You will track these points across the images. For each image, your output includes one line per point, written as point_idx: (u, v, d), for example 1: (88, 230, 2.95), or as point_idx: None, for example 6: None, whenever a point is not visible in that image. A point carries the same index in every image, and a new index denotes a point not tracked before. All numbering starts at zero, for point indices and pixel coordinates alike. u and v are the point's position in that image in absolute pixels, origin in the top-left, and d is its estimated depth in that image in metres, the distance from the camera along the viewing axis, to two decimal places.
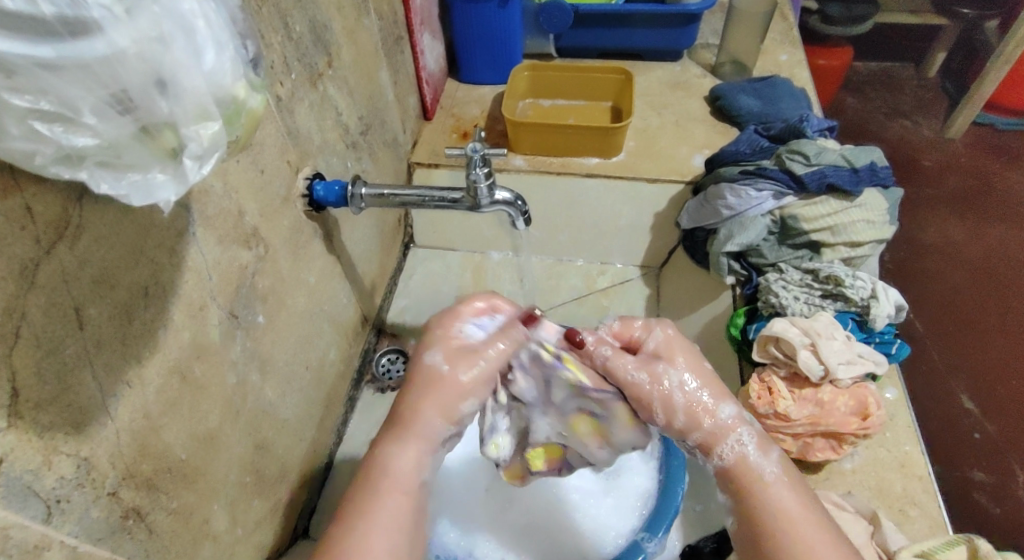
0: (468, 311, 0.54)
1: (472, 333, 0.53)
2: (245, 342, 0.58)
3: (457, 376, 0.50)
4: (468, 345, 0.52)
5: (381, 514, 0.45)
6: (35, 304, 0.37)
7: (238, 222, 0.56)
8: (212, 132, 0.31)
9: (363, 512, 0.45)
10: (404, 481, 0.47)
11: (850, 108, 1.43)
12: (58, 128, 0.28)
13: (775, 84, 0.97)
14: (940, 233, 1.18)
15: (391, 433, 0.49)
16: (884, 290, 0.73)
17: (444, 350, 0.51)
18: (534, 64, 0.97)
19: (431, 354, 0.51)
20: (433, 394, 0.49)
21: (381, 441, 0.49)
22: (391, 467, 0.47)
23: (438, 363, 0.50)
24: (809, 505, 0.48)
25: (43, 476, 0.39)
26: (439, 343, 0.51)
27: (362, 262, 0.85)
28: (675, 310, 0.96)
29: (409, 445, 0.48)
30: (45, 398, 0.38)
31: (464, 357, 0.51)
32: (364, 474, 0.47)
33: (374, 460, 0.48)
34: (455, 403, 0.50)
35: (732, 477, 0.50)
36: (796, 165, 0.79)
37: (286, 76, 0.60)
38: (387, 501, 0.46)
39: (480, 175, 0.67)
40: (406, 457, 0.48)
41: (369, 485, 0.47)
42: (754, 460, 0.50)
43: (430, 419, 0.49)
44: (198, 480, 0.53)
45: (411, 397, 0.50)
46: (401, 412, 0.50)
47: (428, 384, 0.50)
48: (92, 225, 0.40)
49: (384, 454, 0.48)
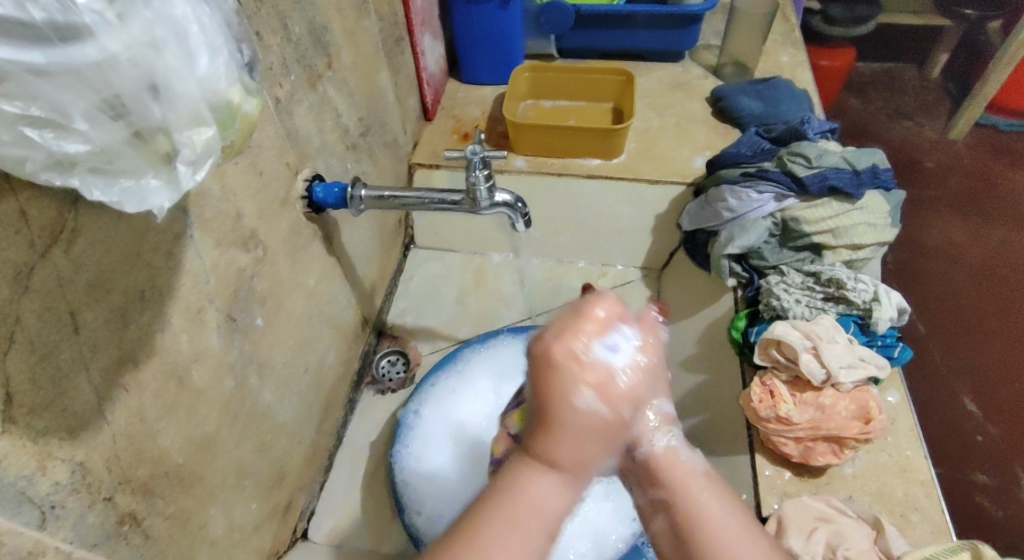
0: (589, 326, 0.43)
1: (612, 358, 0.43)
2: (243, 346, 0.58)
3: (614, 417, 0.43)
4: (609, 376, 0.42)
5: (517, 550, 0.40)
6: (29, 309, 0.37)
7: (236, 224, 0.55)
8: (207, 137, 0.31)
9: (501, 547, 0.40)
10: (550, 522, 0.42)
11: (853, 109, 1.42)
12: (50, 134, 0.28)
13: (777, 85, 0.97)
14: (943, 235, 1.18)
15: (539, 466, 0.43)
16: (885, 293, 0.72)
17: (598, 389, 0.42)
18: (534, 65, 0.97)
19: (583, 395, 0.42)
20: (584, 437, 0.42)
21: (529, 475, 0.43)
22: (537, 504, 0.42)
23: (596, 407, 0.42)
24: (735, 510, 0.43)
25: (37, 481, 0.38)
26: (588, 378, 0.42)
27: (362, 264, 0.85)
28: (675, 312, 0.96)
29: (560, 485, 0.42)
30: (39, 403, 0.38)
31: (619, 394, 0.43)
32: (505, 501, 0.42)
33: (517, 490, 0.42)
34: (606, 447, 0.43)
35: (652, 473, 0.44)
36: (797, 167, 0.79)
37: (284, 78, 0.60)
38: (528, 540, 0.41)
39: (479, 178, 0.67)
40: (554, 496, 0.42)
41: (506, 515, 0.41)
42: (682, 457, 0.45)
43: (587, 461, 0.43)
44: (195, 484, 0.52)
45: (565, 438, 0.42)
46: (548, 447, 0.42)
47: (589, 429, 0.42)
48: (89, 229, 0.40)
49: (531, 486, 0.42)
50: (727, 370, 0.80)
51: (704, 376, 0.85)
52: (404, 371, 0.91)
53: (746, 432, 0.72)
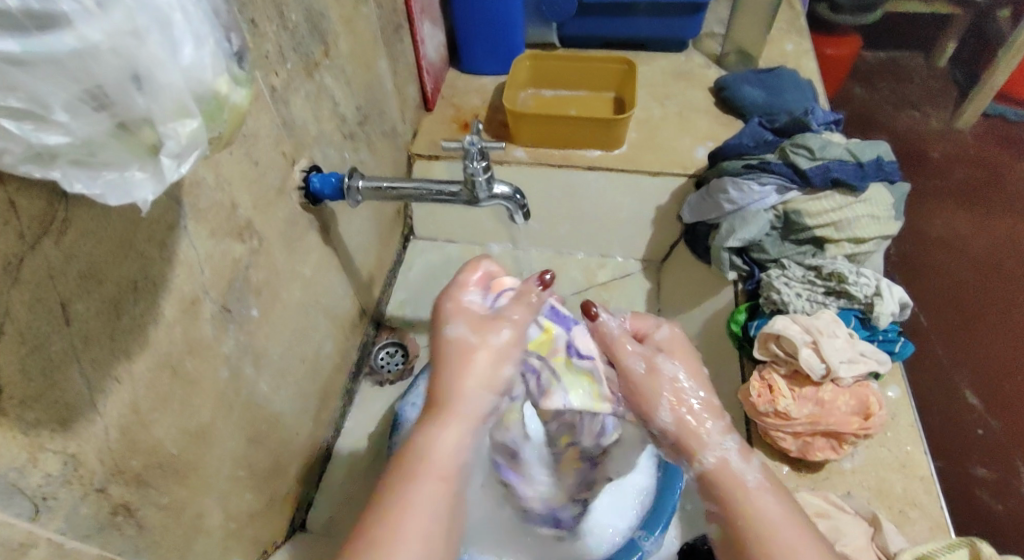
0: (477, 282, 0.55)
1: (479, 304, 0.54)
2: (238, 336, 0.58)
3: (484, 345, 0.51)
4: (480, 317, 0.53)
5: (426, 489, 0.45)
6: (19, 299, 0.36)
7: (231, 215, 0.55)
8: (191, 129, 0.30)
9: (412, 487, 0.45)
10: (444, 465, 0.47)
11: (857, 97, 1.37)
12: (28, 125, 0.27)
13: (780, 75, 0.95)
14: (947, 227, 1.16)
15: (435, 414, 0.49)
16: (888, 287, 0.71)
17: (470, 327, 0.52)
18: (535, 53, 0.96)
19: (459, 332, 0.52)
20: (465, 372, 0.50)
21: (428, 426, 0.49)
22: (432, 449, 0.47)
23: (472, 343, 0.51)
24: (790, 509, 0.46)
25: (29, 473, 0.38)
26: (464, 320, 0.53)
27: (360, 255, 0.84)
28: (675, 304, 0.95)
29: (455, 424, 0.49)
30: (30, 395, 0.37)
31: (489, 329, 0.52)
32: (403, 457, 0.47)
33: (420, 442, 0.48)
34: (490, 380, 0.51)
35: (712, 483, 0.49)
36: (800, 159, 0.78)
37: (280, 66, 0.59)
38: (434, 475, 0.46)
39: (478, 168, 0.66)
40: (444, 437, 0.48)
41: (411, 467, 0.47)
42: (734, 465, 0.49)
43: (462, 395, 0.50)
44: (190, 474, 0.52)
45: (452, 381, 0.50)
46: (440, 392, 0.50)
47: (455, 359, 0.51)
48: (79, 219, 0.39)
49: (428, 441, 0.48)
50: (728, 363, 0.79)
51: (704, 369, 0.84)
52: (402, 362, 0.91)
53: (744, 425, 0.72)
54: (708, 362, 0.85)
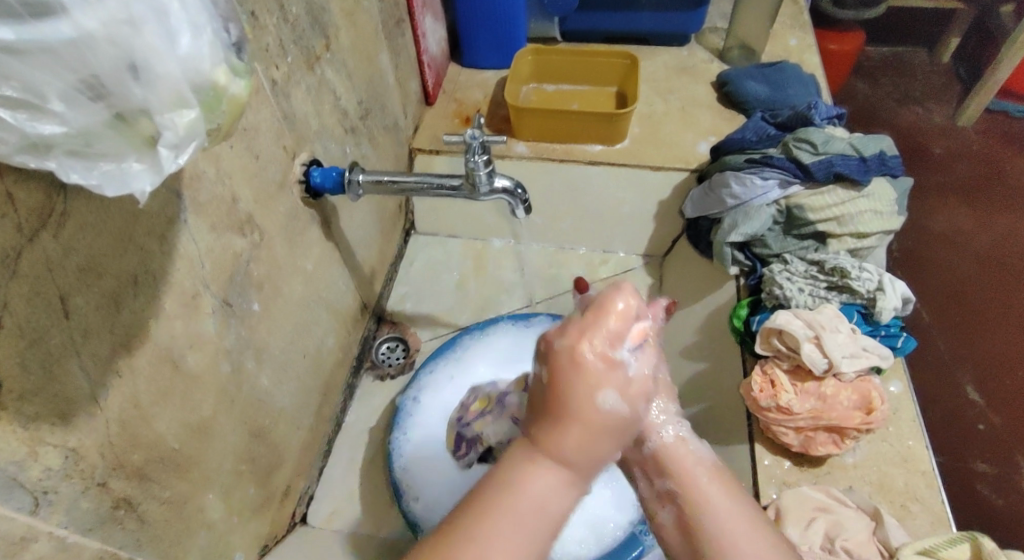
0: (615, 325, 0.45)
1: (628, 362, 0.45)
2: (240, 331, 0.58)
3: (625, 409, 0.45)
4: (626, 375, 0.45)
5: (515, 539, 0.42)
6: (17, 293, 0.36)
7: (232, 209, 0.55)
8: (189, 120, 0.30)
9: (498, 533, 0.41)
10: (551, 520, 0.43)
11: (861, 94, 1.37)
12: (23, 114, 0.27)
13: (783, 69, 0.95)
14: (950, 222, 1.15)
15: (543, 456, 0.44)
16: (891, 282, 0.71)
17: (617, 387, 0.44)
18: (538, 48, 0.95)
19: (603, 391, 0.44)
20: (596, 432, 0.44)
21: (533, 469, 0.44)
22: (542, 499, 0.43)
23: (615, 405, 0.44)
24: (739, 498, 0.46)
25: (29, 467, 0.38)
26: (608, 377, 0.44)
27: (361, 249, 0.84)
28: (676, 299, 0.95)
29: (565, 479, 0.44)
30: (30, 388, 0.37)
31: (636, 392, 0.45)
32: (509, 499, 0.42)
33: (517, 479, 0.43)
34: (615, 443, 0.46)
35: (661, 464, 0.49)
36: (803, 154, 0.78)
37: (281, 59, 0.59)
38: (530, 535, 0.42)
39: (479, 163, 0.66)
40: (560, 491, 0.44)
41: (518, 515, 0.42)
42: (688, 448, 0.49)
43: (596, 456, 0.45)
44: (191, 468, 0.52)
45: (571, 435, 0.44)
46: (552, 432, 0.44)
47: (603, 425, 0.44)
48: (79, 212, 0.39)
49: (540, 489, 0.43)
50: (729, 358, 0.79)
51: (705, 364, 0.84)
52: (404, 357, 0.91)
53: (746, 420, 0.72)
54: (710, 357, 0.85)
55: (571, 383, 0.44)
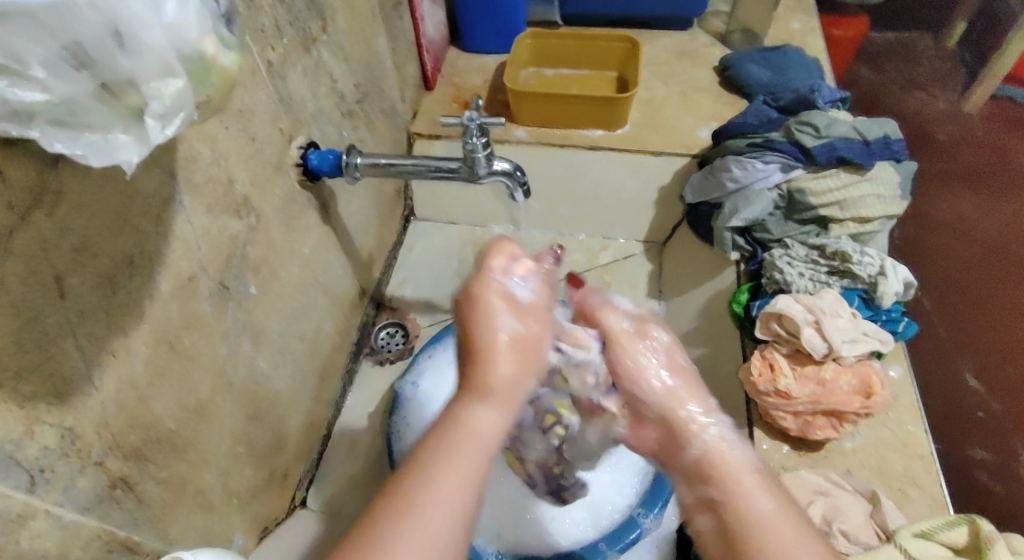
0: (515, 264, 0.49)
1: (521, 291, 0.48)
2: (237, 314, 0.58)
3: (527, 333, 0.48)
4: (519, 302, 0.48)
5: (461, 478, 0.40)
6: (12, 271, 0.36)
7: (228, 190, 0.55)
8: (176, 89, 0.30)
9: (449, 474, 0.40)
10: (486, 446, 0.43)
11: (863, 80, 1.32)
12: (4, 81, 0.27)
13: (786, 53, 0.94)
14: (953, 210, 1.14)
15: (473, 397, 0.45)
16: (893, 267, 0.70)
17: (516, 310, 0.48)
18: (538, 31, 0.95)
19: (502, 315, 0.47)
20: (506, 357, 0.46)
21: (466, 411, 0.44)
22: (474, 429, 0.43)
23: (512, 327, 0.47)
24: (782, 502, 0.45)
25: (25, 445, 0.38)
26: (504, 303, 0.47)
27: (359, 235, 0.84)
28: (675, 285, 0.95)
29: (494, 411, 0.45)
30: (25, 368, 0.37)
31: (533, 316, 0.48)
32: (442, 431, 0.43)
33: (454, 422, 0.44)
34: (529, 368, 0.47)
35: (702, 469, 0.48)
36: (805, 137, 0.77)
37: (277, 40, 0.59)
38: (467, 459, 0.41)
39: (477, 145, 0.65)
40: (489, 419, 0.44)
41: (449, 445, 0.42)
42: (729, 452, 0.48)
43: (514, 382, 0.46)
44: (189, 450, 0.52)
45: (486, 362, 0.46)
46: (477, 371, 0.46)
47: (511, 348, 0.47)
48: (72, 191, 0.39)
49: (466, 415, 0.44)
50: (729, 343, 0.79)
51: (705, 350, 0.84)
52: (402, 343, 0.91)
53: (745, 407, 0.71)
54: (709, 343, 0.84)
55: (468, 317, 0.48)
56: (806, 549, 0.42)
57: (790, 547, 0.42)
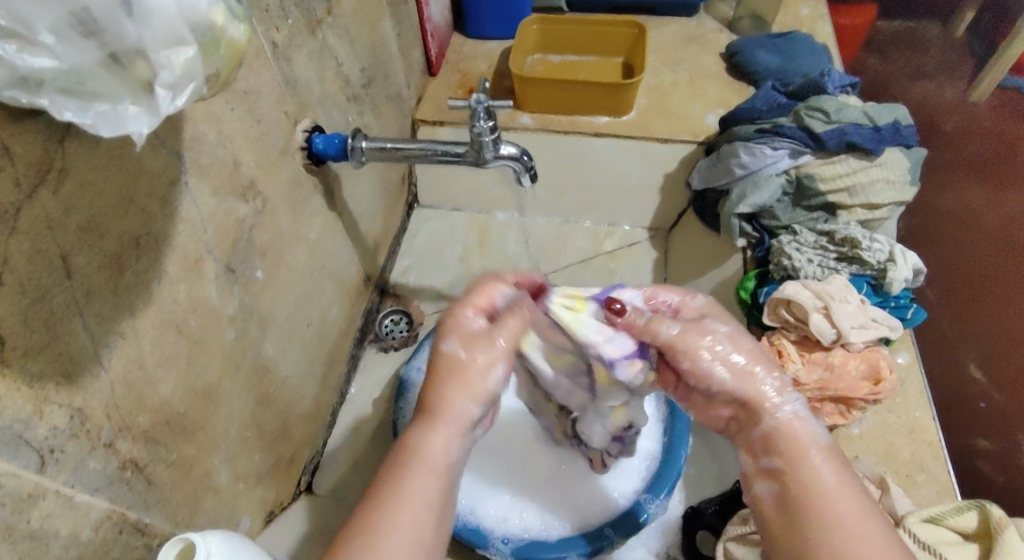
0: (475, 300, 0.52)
1: (471, 321, 0.50)
2: (243, 298, 0.57)
3: (474, 359, 0.48)
4: (468, 329, 0.50)
5: (416, 496, 0.44)
6: (17, 250, 0.36)
7: (234, 173, 0.54)
8: (186, 58, 0.30)
9: (402, 496, 0.44)
10: (436, 464, 0.46)
11: (871, 68, 1.27)
12: (13, 47, 0.27)
13: (795, 39, 0.93)
14: (958, 200, 1.12)
15: (425, 421, 0.47)
16: (902, 253, 0.70)
17: (461, 338, 0.49)
18: (544, 16, 0.94)
19: (448, 342, 0.49)
20: (455, 387, 0.48)
21: (417, 432, 0.47)
22: (422, 451, 0.46)
23: (457, 353, 0.48)
24: (846, 479, 0.45)
25: (34, 425, 0.38)
26: (455, 332, 0.49)
27: (364, 221, 0.83)
28: (681, 272, 0.94)
29: (442, 434, 0.47)
30: (32, 346, 0.37)
31: (482, 346, 0.49)
32: (396, 457, 0.46)
33: (406, 442, 0.46)
34: (477, 395, 0.48)
35: (772, 442, 0.48)
36: (815, 122, 0.76)
37: (281, 21, 0.58)
38: (420, 484, 0.45)
39: (485, 128, 0.65)
40: (438, 442, 0.46)
41: (402, 471, 0.45)
42: (802, 428, 0.48)
43: (461, 405, 0.47)
44: (198, 433, 0.52)
45: (437, 385, 0.48)
46: (431, 400, 0.48)
47: (451, 372, 0.48)
48: (77, 169, 0.39)
49: (419, 439, 0.46)
50: (736, 330, 0.79)
51: None
52: (407, 329, 0.91)
53: None
54: None
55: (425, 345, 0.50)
56: (864, 526, 0.43)
57: (855, 529, 0.42)
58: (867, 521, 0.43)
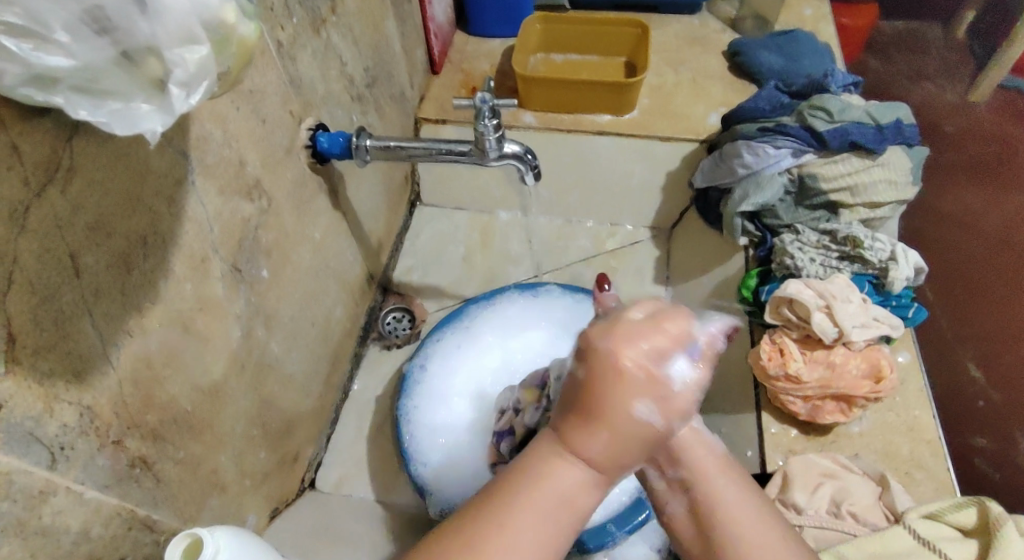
0: (664, 332, 0.41)
1: (679, 374, 0.40)
2: (249, 297, 0.58)
3: (654, 417, 0.40)
4: (665, 380, 0.40)
5: (529, 535, 0.39)
6: (26, 249, 0.36)
7: (240, 172, 0.55)
8: (200, 57, 0.30)
9: (512, 528, 0.39)
10: (570, 510, 0.40)
11: (872, 70, 1.26)
12: (28, 45, 0.27)
13: (797, 38, 0.92)
14: (958, 202, 1.12)
15: (571, 460, 0.40)
16: (903, 252, 0.70)
17: (660, 404, 0.40)
18: (545, 14, 0.94)
19: (642, 405, 0.39)
20: (627, 443, 0.40)
21: (551, 466, 0.41)
22: (563, 496, 0.40)
23: (651, 419, 0.40)
24: (751, 497, 0.44)
25: (45, 423, 0.38)
26: (650, 390, 0.40)
27: (368, 220, 0.84)
28: (682, 271, 0.95)
29: (589, 478, 0.41)
30: (42, 344, 0.38)
31: (673, 405, 0.41)
32: (533, 493, 0.40)
33: (538, 474, 0.41)
34: (645, 452, 0.42)
35: (675, 456, 0.45)
36: (817, 122, 0.76)
37: (286, 20, 0.58)
38: (547, 524, 0.40)
39: (489, 128, 0.65)
40: (580, 486, 0.41)
41: (528, 505, 0.40)
42: (702, 440, 0.45)
43: (625, 463, 0.41)
44: (204, 431, 0.53)
45: (604, 439, 0.40)
46: (577, 432, 0.40)
47: (641, 441, 0.40)
48: (86, 168, 0.39)
49: (563, 480, 0.40)
50: (737, 329, 0.79)
51: None
52: (410, 328, 0.91)
53: (753, 389, 0.72)
54: None
55: (603, 391, 0.39)
56: (767, 536, 0.43)
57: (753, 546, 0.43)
58: (784, 547, 0.43)
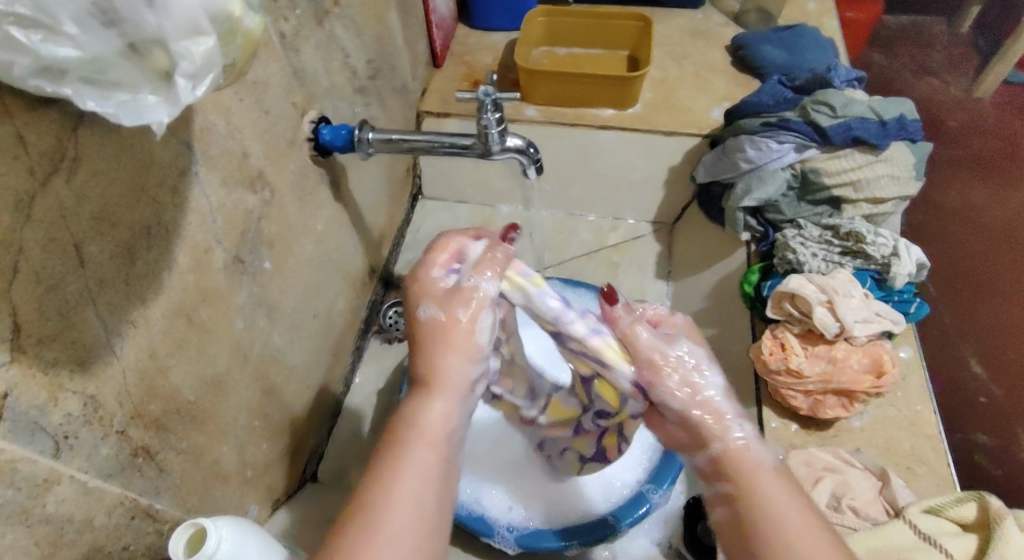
0: (440, 256, 0.49)
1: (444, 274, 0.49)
2: (252, 288, 0.58)
3: (454, 315, 0.46)
4: (455, 290, 0.48)
5: (411, 464, 0.42)
6: (32, 238, 0.36)
7: (242, 163, 0.55)
8: (206, 48, 0.31)
9: (396, 467, 0.42)
10: (432, 432, 0.44)
11: (876, 64, 1.26)
12: (36, 36, 0.27)
13: (804, 32, 0.92)
14: (962, 197, 1.11)
15: (415, 392, 0.46)
16: (906, 247, 0.70)
17: (436, 300, 0.47)
18: (549, 8, 0.94)
19: (424, 307, 0.47)
20: (435, 346, 0.46)
21: (415, 404, 0.45)
22: (416, 421, 0.44)
23: (439, 315, 0.47)
24: (793, 493, 0.44)
25: (49, 412, 0.38)
26: (426, 295, 0.48)
27: (370, 212, 0.84)
28: (684, 266, 0.95)
29: (437, 399, 0.45)
30: (48, 334, 0.38)
31: (465, 300, 0.47)
32: (390, 430, 0.44)
33: (404, 416, 0.44)
34: (471, 353, 0.47)
35: (722, 468, 0.47)
36: (821, 117, 0.76)
37: (290, 12, 0.58)
38: (419, 451, 0.42)
39: (492, 121, 0.65)
40: (431, 411, 0.44)
41: (393, 440, 0.43)
42: (751, 454, 0.47)
43: (451, 366, 0.46)
44: (206, 422, 0.53)
45: (422, 356, 0.46)
46: (423, 369, 0.46)
47: (440, 336, 0.46)
48: (89, 158, 0.39)
49: (414, 409, 0.45)
50: (739, 323, 0.79)
51: (714, 329, 0.84)
52: None
53: (755, 385, 0.72)
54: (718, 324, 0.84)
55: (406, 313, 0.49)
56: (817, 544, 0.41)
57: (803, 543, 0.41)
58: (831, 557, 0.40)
